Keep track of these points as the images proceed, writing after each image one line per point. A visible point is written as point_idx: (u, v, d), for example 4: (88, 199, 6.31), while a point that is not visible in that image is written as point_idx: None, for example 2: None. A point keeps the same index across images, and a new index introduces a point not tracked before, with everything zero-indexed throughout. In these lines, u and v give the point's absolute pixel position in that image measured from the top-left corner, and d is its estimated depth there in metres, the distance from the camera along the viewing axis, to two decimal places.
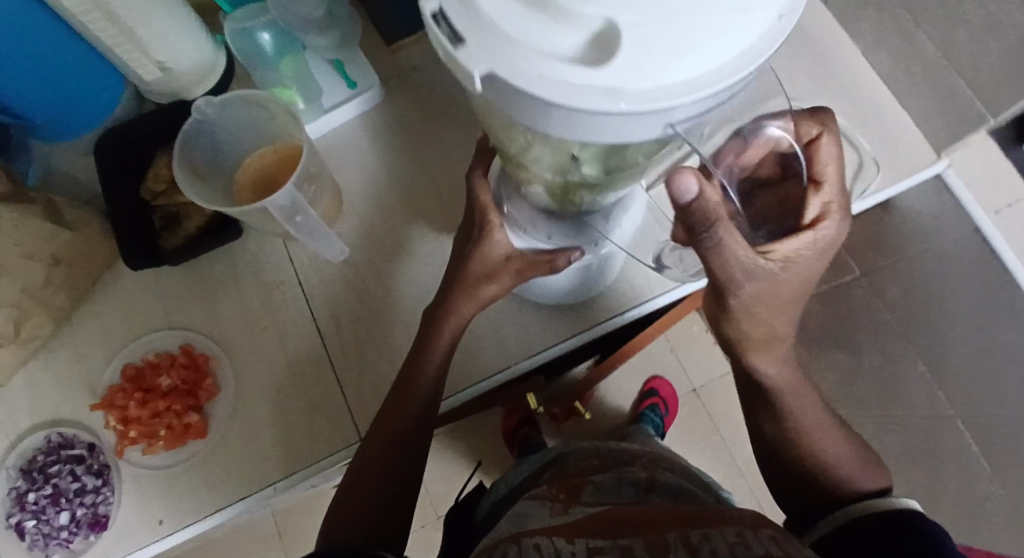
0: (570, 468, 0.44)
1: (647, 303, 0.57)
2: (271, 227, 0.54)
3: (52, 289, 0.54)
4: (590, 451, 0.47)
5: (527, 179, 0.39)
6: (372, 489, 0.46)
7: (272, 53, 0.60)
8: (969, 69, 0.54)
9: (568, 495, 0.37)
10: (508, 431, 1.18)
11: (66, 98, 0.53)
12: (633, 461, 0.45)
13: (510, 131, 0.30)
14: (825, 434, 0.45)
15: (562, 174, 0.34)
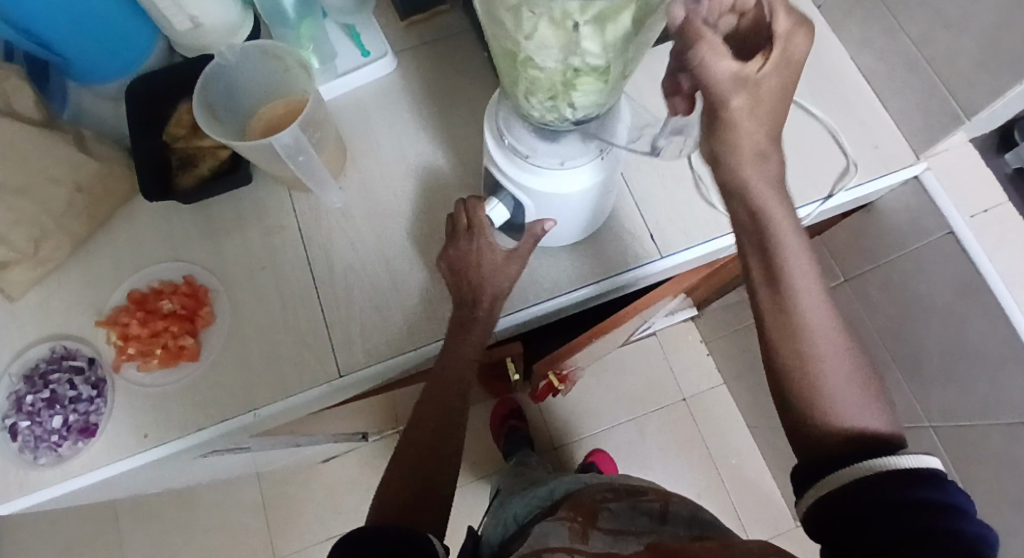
0: (588, 499, 0.52)
1: (681, 255, 0.60)
2: (277, 172, 0.58)
3: (72, 214, 0.58)
4: (606, 489, 0.56)
5: (524, 87, 0.40)
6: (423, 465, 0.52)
7: (293, 17, 0.63)
8: (948, 70, 0.56)
9: (586, 517, 0.46)
10: (498, 416, 1.23)
11: (101, 46, 0.59)
12: (645, 493, 0.53)
13: (515, 7, 0.30)
14: (836, 338, 0.39)
15: (564, 60, 0.34)
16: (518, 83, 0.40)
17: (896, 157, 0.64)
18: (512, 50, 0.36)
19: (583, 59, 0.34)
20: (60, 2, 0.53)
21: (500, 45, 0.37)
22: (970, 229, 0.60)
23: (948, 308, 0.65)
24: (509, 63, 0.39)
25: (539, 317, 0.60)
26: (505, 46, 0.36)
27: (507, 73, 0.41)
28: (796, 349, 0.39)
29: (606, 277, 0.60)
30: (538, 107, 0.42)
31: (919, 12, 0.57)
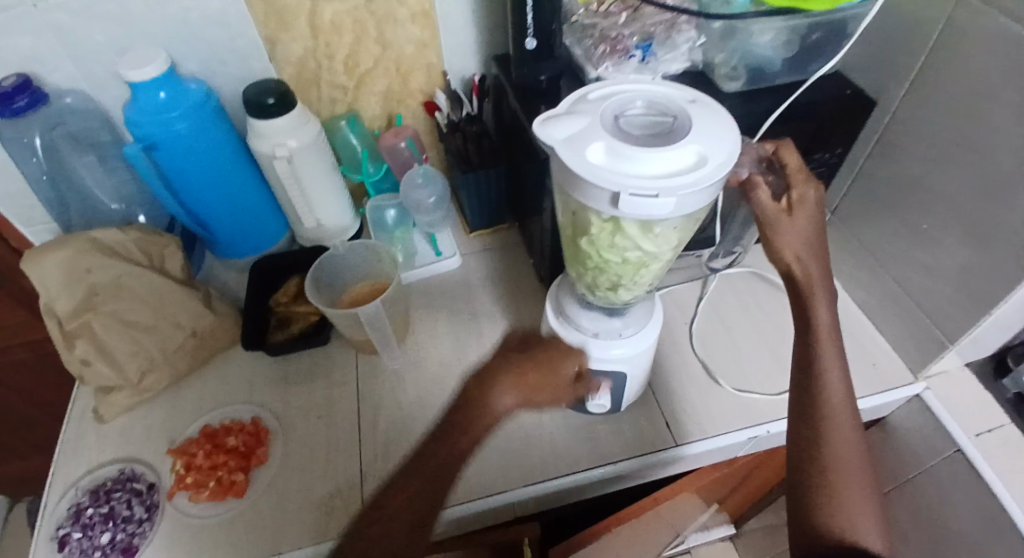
0: None
1: (716, 441, 0.65)
2: (354, 336, 0.70)
3: (180, 353, 0.71)
4: None
5: (627, 284, 0.55)
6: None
7: (391, 224, 0.84)
8: (928, 302, 0.67)
9: None
10: None
11: (243, 228, 0.79)
12: None
13: (654, 225, 0.47)
14: (852, 453, 0.45)
15: (673, 249, 0.52)
16: (619, 287, 0.55)
17: (897, 375, 0.71)
18: (629, 260, 0.51)
19: (676, 246, 0.52)
20: (221, 192, 0.74)
21: (599, 266, 0.53)
22: (976, 448, 0.64)
23: (976, 536, 0.64)
24: (608, 276, 0.54)
25: (575, 486, 0.63)
26: (618, 260, 0.51)
27: (601, 283, 0.56)
28: (811, 452, 0.46)
29: (646, 454, 0.64)
30: (627, 294, 0.57)
31: (895, 256, 0.70)
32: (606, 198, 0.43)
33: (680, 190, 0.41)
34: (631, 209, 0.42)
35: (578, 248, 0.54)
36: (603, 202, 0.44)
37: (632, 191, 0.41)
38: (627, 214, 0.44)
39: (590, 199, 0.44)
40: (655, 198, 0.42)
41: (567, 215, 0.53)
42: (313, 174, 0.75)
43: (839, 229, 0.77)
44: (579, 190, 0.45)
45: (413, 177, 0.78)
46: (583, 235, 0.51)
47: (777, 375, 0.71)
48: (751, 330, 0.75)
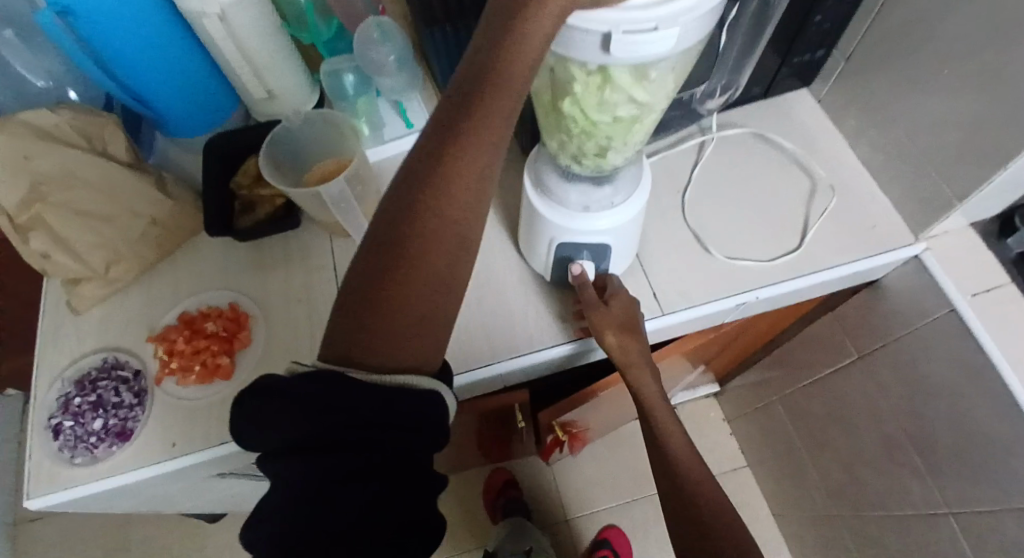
0: None
1: (703, 309, 0.64)
2: (323, 218, 0.66)
3: (144, 241, 0.67)
4: None
5: (615, 145, 0.49)
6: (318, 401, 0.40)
7: (352, 93, 0.75)
8: (934, 159, 0.61)
9: None
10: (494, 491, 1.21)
11: (190, 103, 0.71)
12: None
13: (647, 70, 0.40)
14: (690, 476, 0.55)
15: (665, 99, 0.45)
16: (607, 151, 0.50)
17: (896, 235, 0.68)
18: (617, 118, 0.45)
19: (669, 94, 0.45)
20: (158, 63, 0.65)
21: (586, 130, 0.47)
22: (971, 310, 0.62)
23: (954, 390, 0.66)
24: (596, 140, 0.48)
25: (559, 355, 0.63)
26: (605, 121, 0.45)
27: (587, 149, 0.50)
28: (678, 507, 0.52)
29: None
30: (615, 157, 0.52)
31: (904, 109, 0.63)
32: (596, 41, 0.36)
33: (683, 16, 0.34)
34: (625, 50, 0.35)
35: (559, 111, 0.47)
36: (591, 49, 0.37)
37: (624, 26, 0.34)
38: (620, 59, 0.37)
39: (576, 46, 0.37)
40: (653, 31, 0.34)
41: (541, 77, 0.45)
42: (255, 34, 0.66)
43: (849, 80, 0.70)
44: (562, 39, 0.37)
45: (367, 32, 0.67)
46: (564, 97, 0.44)
47: (769, 241, 0.68)
48: (745, 195, 0.71)
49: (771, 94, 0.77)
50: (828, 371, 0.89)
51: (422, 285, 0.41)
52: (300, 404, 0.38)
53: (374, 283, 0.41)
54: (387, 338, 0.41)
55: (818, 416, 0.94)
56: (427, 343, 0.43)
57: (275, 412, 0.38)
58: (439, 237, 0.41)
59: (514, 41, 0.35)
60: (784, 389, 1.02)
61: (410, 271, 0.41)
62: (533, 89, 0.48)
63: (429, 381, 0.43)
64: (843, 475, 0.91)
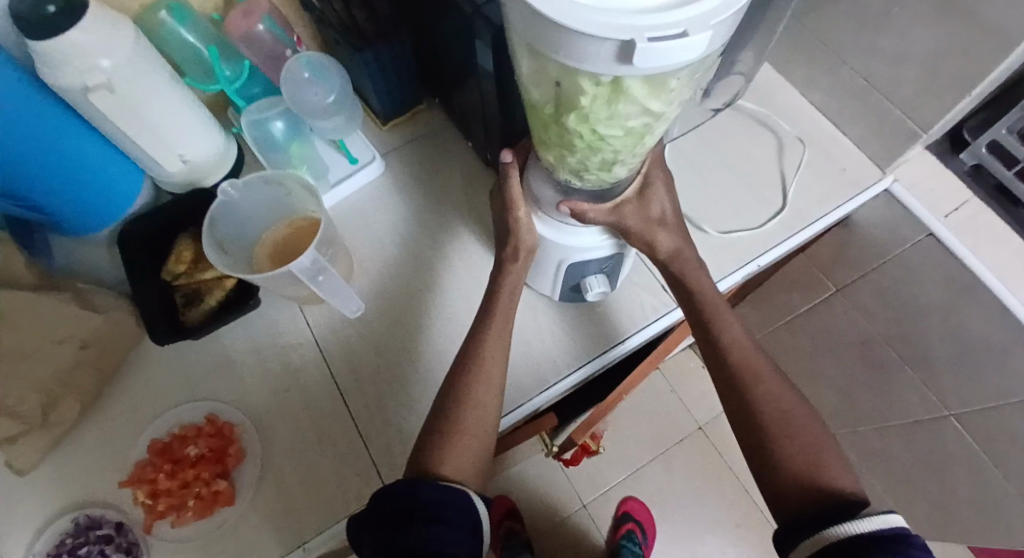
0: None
1: None
2: (293, 292, 0.58)
3: (81, 371, 0.56)
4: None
5: (623, 155, 0.44)
6: None
7: (283, 140, 0.66)
8: (897, 93, 0.62)
9: None
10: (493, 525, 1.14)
11: (91, 196, 0.60)
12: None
13: (665, 78, 0.34)
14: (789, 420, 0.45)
15: (679, 102, 0.40)
16: (612, 160, 0.44)
17: (864, 171, 0.69)
18: (626, 129, 0.39)
19: (680, 97, 0.40)
20: (42, 160, 0.54)
21: (593, 145, 0.41)
22: (947, 228, 0.66)
23: (944, 305, 0.69)
24: (602, 153, 0.42)
25: (586, 375, 0.60)
26: (612, 134, 0.39)
27: (592, 164, 0.45)
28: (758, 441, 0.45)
29: (648, 323, 0.61)
30: (621, 164, 0.47)
31: (857, 49, 0.63)
32: (613, 50, 0.29)
33: (719, 15, 0.28)
34: (648, 62, 0.29)
35: (562, 128, 0.41)
36: (605, 59, 0.30)
37: (649, 35, 0.27)
38: (640, 71, 0.30)
39: (586, 55, 0.30)
40: (682, 37, 0.28)
41: (543, 89, 0.38)
42: (153, 100, 0.55)
43: (792, 25, 0.69)
44: (570, 47, 0.30)
45: (296, 71, 0.60)
46: (568, 111, 0.38)
47: (755, 204, 0.67)
48: (718, 162, 0.70)
49: None
50: (811, 305, 0.92)
51: (466, 436, 0.45)
52: None
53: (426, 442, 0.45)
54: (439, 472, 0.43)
55: (806, 347, 0.98)
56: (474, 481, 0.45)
57: None
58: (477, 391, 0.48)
59: None
60: (767, 327, 1.05)
61: None
62: (531, 100, 0.41)
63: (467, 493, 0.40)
64: (838, 398, 0.96)
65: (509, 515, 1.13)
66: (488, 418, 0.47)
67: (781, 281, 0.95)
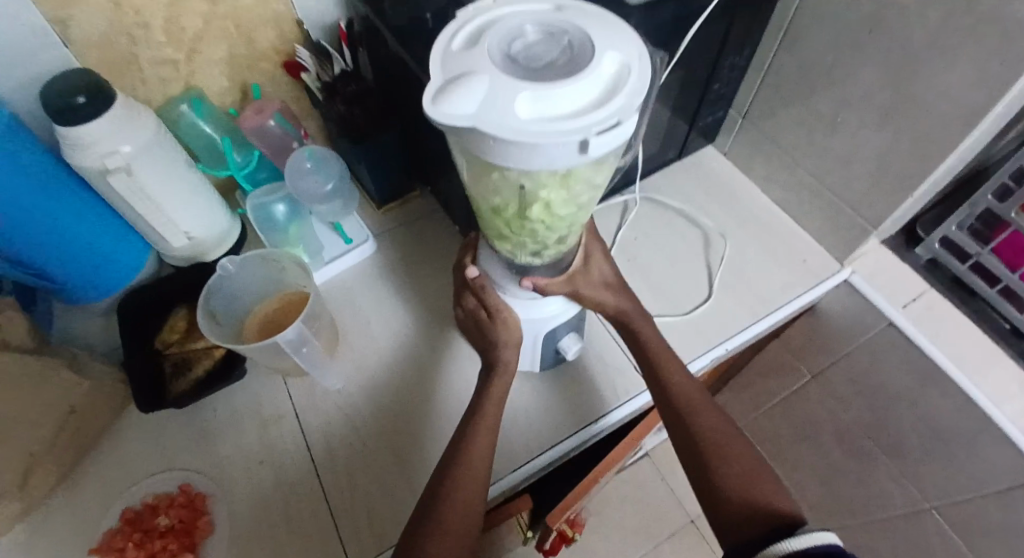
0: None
1: None
2: (278, 363, 0.61)
3: (63, 436, 0.57)
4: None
5: (573, 231, 0.50)
6: None
7: (283, 221, 0.71)
8: (847, 193, 0.68)
9: None
10: None
11: (97, 266, 0.64)
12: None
13: (604, 159, 0.42)
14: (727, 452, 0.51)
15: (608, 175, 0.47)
16: (566, 236, 0.50)
17: (825, 263, 0.74)
18: (577, 206, 0.45)
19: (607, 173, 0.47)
20: (56, 231, 0.59)
21: (552, 225, 0.46)
22: (906, 318, 0.70)
23: (913, 393, 0.71)
24: (559, 230, 0.48)
25: (558, 455, 0.61)
26: (566, 212, 0.45)
27: (548, 244, 0.50)
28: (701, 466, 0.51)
29: (618, 404, 0.64)
30: (567, 242, 0.52)
31: (810, 151, 0.70)
32: (570, 151, 0.35)
33: (635, 104, 0.36)
34: (600, 150, 0.36)
35: (523, 221, 0.45)
36: (564, 160, 0.36)
37: (596, 131, 0.34)
38: (591, 159, 0.37)
39: (547, 161, 0.36)
40: (618, 125, 0.35)
41: (499, 191, 0.43)
42: (165, 182, 0.61)
43: (750, 131, 0.77)
44: (530, 159, 0.36)
45: (299, 162, 0.65)
46: (532, 204, 0.43)
47: (722, 291, 0.71)
48: (686, 251, 0.75)
49: (684, 153, 0.83)
50: (788, 392, 0.93)
51: (449, 540, 0.45)
52: None
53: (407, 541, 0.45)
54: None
55: (787, 436, 0.98)
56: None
57: None
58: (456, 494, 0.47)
59: None
60: (748, 414, 1.06)
61: None
62: (492, 206, 0.45)
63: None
64: (822, 489, 0.95)
65: None
66: (470, 513, 0.47)
67: (758, 368, 0.97)
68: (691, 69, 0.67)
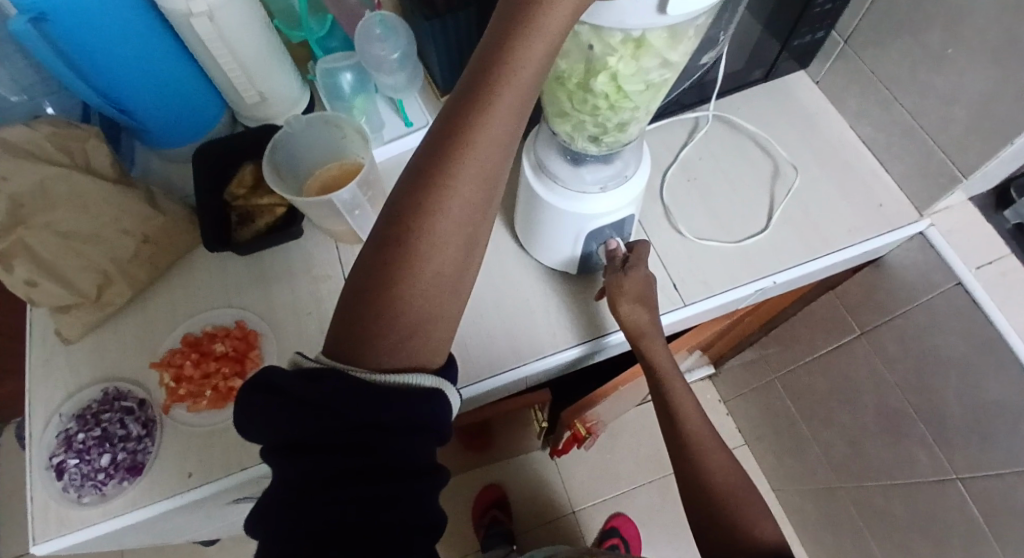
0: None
1: (722, 297, 0.64)
2: (329, 224, 0.63)
3: (137, 261, 0.63)
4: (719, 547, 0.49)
5: (638, 116, 0.48)
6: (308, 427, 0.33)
7: (348, 93, 0.72)
8: (943, 136, 0.63)
9: None
10: (483, 504, 1.20)
11: (174, 111, 0.67)
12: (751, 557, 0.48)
13: (684, 29, 0.39)
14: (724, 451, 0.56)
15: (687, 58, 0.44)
16: (630, 121, 0.48)
17: (901, 212, 0.69)
18: (647, 84, 0.43)
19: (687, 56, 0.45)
20: (138, 69, 0.61)
21: (617, 105, 0.45)
22: (977, 281, 0.65)
23: (963, 361, 0.68)
24: (624, 113, 0.46)
25: (582, 353, 0.63)
26: (634, 90, 0.43)
27: (610, 127, 0.49)
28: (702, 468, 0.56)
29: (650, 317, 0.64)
30: (633, 129, 0.50)
31: (911, 85, 0.64)
32: (648, 8, 0.34)
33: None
34: (679, 11, 0.34)
35: (588, 94, 0.44)
36: (640, 18, 0.35)
37: None
38: (668, 22, 0.35)
39: (623, 20, 0.35)
40: None
41: (569, 56, 0.42)
42: (245, 35, 0.62)
43: (851, 60, 0.70)
44: (605, 13, 0.35)
45: (368, 27, 0.65)
46: (598, 73, 0.42)
47: (780, 223, 0.68)
48: (751, 178, 0.72)
49: (771, 76, 0.77)
50: (830, 347, 0.90)
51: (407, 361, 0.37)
52: (292, 418, 0.34)
53: (351, 350, 0.36)
54: (389, 354, 0.36)
55: (822, 393, 0.95)
56: (428, 350, 0.38)
57: (276, 410, 0.34)
58: (445, 243, 0.36)
59: (527, 29, 0.32)
60: (785, 367, 1.03)
61: (403, 275, 0.36)
62: (556, 72, 0.44)
63: (433, 380, 0.37)
64: (847, 449, 0.93)
65: (497, 503, 1.19)
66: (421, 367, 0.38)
67: (806, 321, 0.93)
68: None
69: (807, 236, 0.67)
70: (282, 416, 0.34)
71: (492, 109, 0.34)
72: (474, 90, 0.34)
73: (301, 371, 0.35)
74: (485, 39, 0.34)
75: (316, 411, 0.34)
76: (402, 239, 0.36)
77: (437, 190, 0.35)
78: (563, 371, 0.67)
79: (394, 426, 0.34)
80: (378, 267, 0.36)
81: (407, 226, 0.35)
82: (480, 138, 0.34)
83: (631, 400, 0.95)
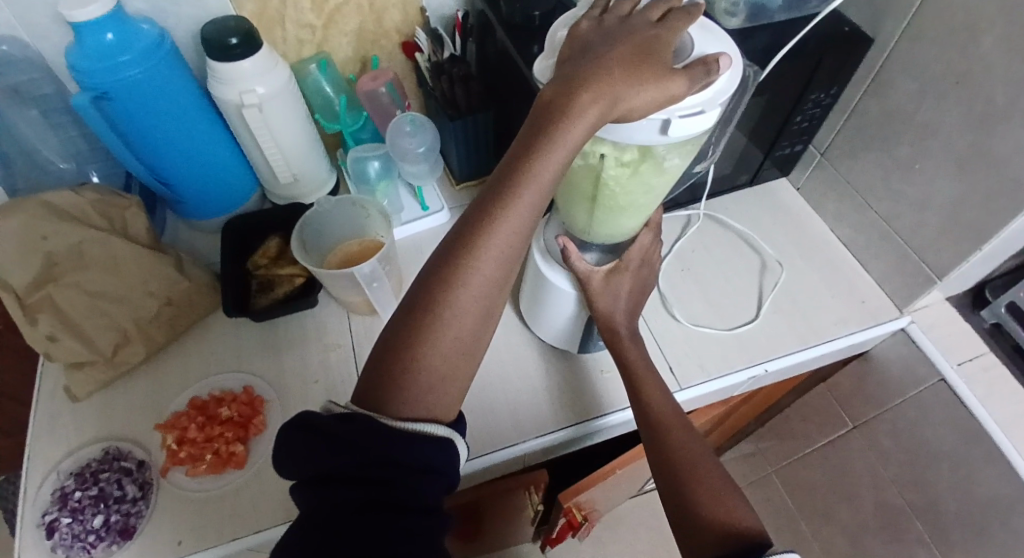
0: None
1: (717, 382, 0.67)
2: (346, 295, 0.66)
3: (157, 322, 0.65)
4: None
5: (642, 214, 0.54)
6: (328, 464, 0.35)
7: (373, 178, 0.78)
8: (916, 238, 0.68)
9: None
10: None
11: (210, 188, 0.73)
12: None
13: (688, 145, 0.45)
14: None
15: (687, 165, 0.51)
16: (634, 219, 0.54)
17: (883, 309, 0.74)
18: (653, 188, 0.49)
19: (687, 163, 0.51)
20: (184, 149, 0.67)
21: (626, 205, 0.50)
22: (958, 376, 0.68)
23: (955, 457, 0.69)
24: (632, 211, 0.52)
25: (583, 432, 0.63)
26: (643, 192, 0.49)
27: (618, 223, 0.54)
28: None
29: None
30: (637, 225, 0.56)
31: (884, 193, 0.71)
32: (652, 129, 0.40)
33: (720, 99, 0.41)
34: (681, 134, 0.40)
35: (602, 197, 0.50)
36: (645, 137, 0.41)
37: (680, 114, 0.39)
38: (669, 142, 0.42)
39: (631, 136, 0.41)
40: (702, 114, 0.40)
41: (586, 167, 0.48)
42: (286, 126, 0.69)
43: (828, 169, 0.78)
44: (619, 132, 0.41)
45: (400, 125, 0.73)
46: (611, 180, 0.48)
47: (770, 313, 0.72)
48: (741, 270, 0.77)
49: (757, 180, 0.85)
50: (826, 440, 0.91)
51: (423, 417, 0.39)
52: (315, 451, 0.35)
53: (375, 401, 0.38)
54: (408, 404, 0.39)
55: (821, 488, 0.94)
56: (444, 404, 0.40)
57: (308, 446, 0.36)
58: (465, 313, 0.39)
59: (552, 140, 0.37)
60: (783, 460, 1.03)
61: (426, 341, 0.39)
62: (572, 178, 0.50)
63: (445, 428, 0.39)
64: (847, 548, 0.91)
65: None
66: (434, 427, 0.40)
67: (802, 412, 0.95)
68: (776, 100, 0.69)
69: (797, 326, 0.71)
70: (304, 451, 0.36)
71: (517, 202, 0.39)
72: (503, 186, 0.39)
73: (335, 414, 0.38)
74: (515, 144, 0.39)
75: (335, 449, 0.35)
76: (428, 307, 0.39)
77: (463, 267, 0.39)
78: (563, 449, 0.67)
79: (411, 469, 0.35)
80: (403, 333, 0.39)
81: (433, 297, 0.39)
82: (505, 225, 0.39)
83: (627, 487, 0.94)
